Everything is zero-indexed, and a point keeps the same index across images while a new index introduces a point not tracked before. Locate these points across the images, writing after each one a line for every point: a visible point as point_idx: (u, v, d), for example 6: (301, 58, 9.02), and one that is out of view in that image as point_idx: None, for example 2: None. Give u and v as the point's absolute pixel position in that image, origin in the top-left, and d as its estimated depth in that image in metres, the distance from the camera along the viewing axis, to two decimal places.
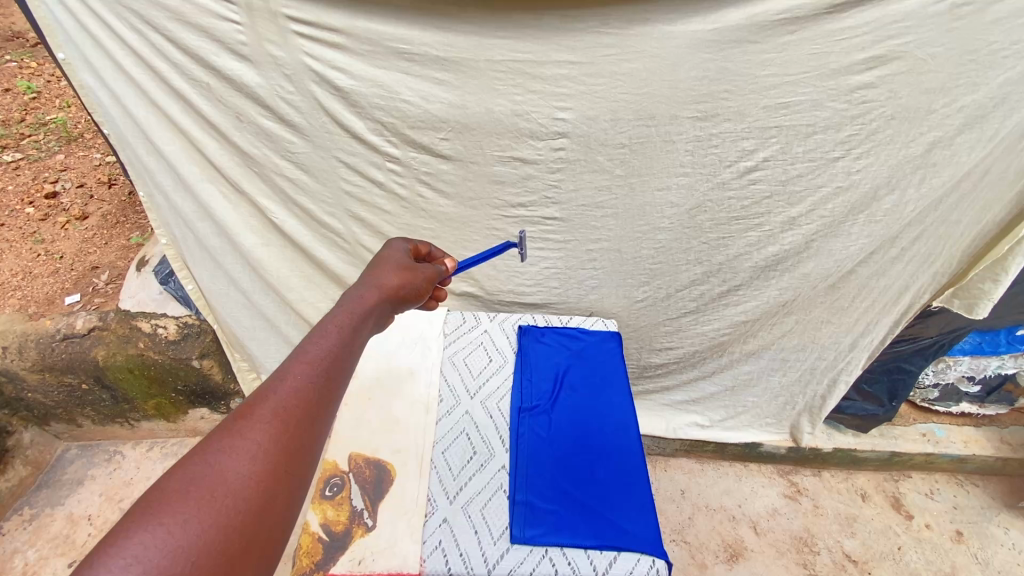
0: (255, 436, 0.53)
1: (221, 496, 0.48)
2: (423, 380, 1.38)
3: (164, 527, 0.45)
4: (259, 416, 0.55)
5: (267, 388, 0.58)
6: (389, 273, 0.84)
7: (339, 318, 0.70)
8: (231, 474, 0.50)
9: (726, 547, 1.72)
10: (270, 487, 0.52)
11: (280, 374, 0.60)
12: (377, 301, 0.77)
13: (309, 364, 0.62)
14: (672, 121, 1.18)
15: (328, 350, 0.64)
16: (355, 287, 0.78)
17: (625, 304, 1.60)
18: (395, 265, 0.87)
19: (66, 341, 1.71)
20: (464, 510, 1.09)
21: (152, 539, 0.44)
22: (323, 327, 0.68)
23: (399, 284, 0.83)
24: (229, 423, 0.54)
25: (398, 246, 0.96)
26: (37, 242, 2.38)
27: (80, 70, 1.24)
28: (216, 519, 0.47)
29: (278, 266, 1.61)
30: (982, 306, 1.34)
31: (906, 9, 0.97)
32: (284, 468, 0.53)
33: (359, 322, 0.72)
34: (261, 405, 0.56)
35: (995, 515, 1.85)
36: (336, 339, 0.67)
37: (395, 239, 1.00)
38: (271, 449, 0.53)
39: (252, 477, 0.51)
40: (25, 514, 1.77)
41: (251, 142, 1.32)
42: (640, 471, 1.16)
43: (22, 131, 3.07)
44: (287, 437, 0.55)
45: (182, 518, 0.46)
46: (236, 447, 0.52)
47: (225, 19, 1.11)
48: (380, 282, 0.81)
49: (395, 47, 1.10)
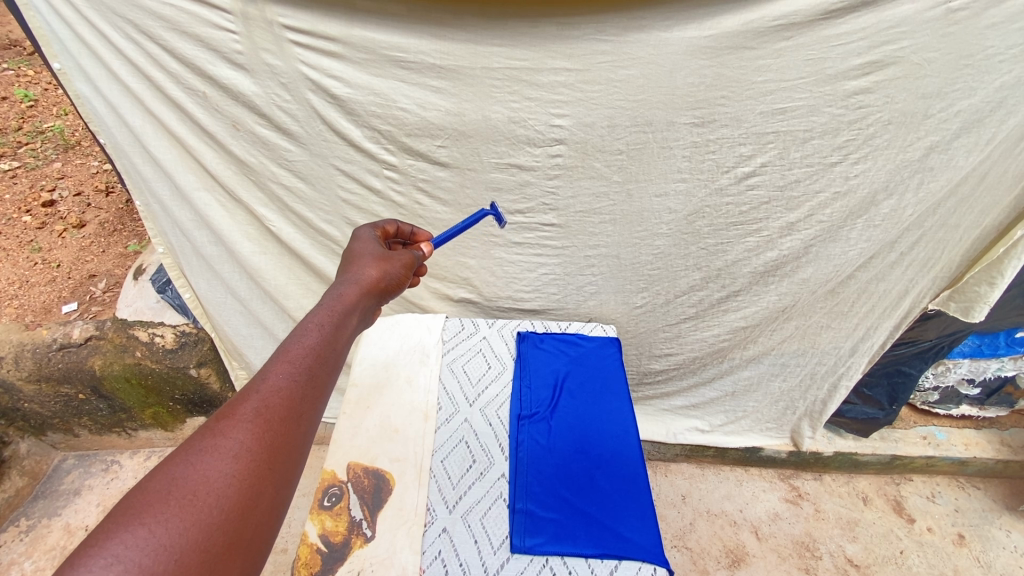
0: (237, 435, 0.53)
1: (202, 496, 0.48)
2: (421, 388, 1.37)
3: (146, 527, 0.45)
4: (240, 415, 0.54)
5: (249, 387, 0.58)
6: (370, 266, 0.82)
7: (320, 316, 0.69)
8: (213, 473, 0.50)
9: (728, 553, 1.71)
10: (254, 486, 0.52)
11: (261, 373, 0.59)
12: (359, 297, 0.76)
13: (291, 363, 0.61)
14: (669, 127, 1.18)
15: (310, 347, 0.64)
16: (337, 284, 0.77)
17: (624, 310, 1.60)
18: (373, 256, 0.85)
19: (62, 350, 1.70)
20: (464, 519, 1.08)
21: (133, 540, 0.44)
22: (305, 325, 0.67)
23: (380, 277, 0.82)
24: (211, 423, 0.54)
25: (366, 234, 0.92)
26: (34, 250, 2.38)
27: (75, 80, 1.24)
28: (198, 519, 0.47)
29: (276, 274, 1.60)
30: (978, 309, 1.35)
31: (901, 15, 0.98)
32: (268, 466, 0.53)
33: (342, 318, 0.71)
34: (243, 404, 0.55)
35: (996, 517, 1.84)
36: (318, 335, 0.66)
37: (368, 227, 0.97)
38: (254, 448, 0.53)
39: (235, 476, 0.51)
40: (22, 525, 1.75)
41: (247, 151, 1.31)
42: (641, 478, 1.15)
43: (20, 140, 3.07)
44: (271, 434, 0.55)
45: (163, 518, 0.46)
46: (218, 446, 0.52)
47: (220, 28, 1.10)
48: (361, 278, 0.79)
49: (391, 55, 1.10)
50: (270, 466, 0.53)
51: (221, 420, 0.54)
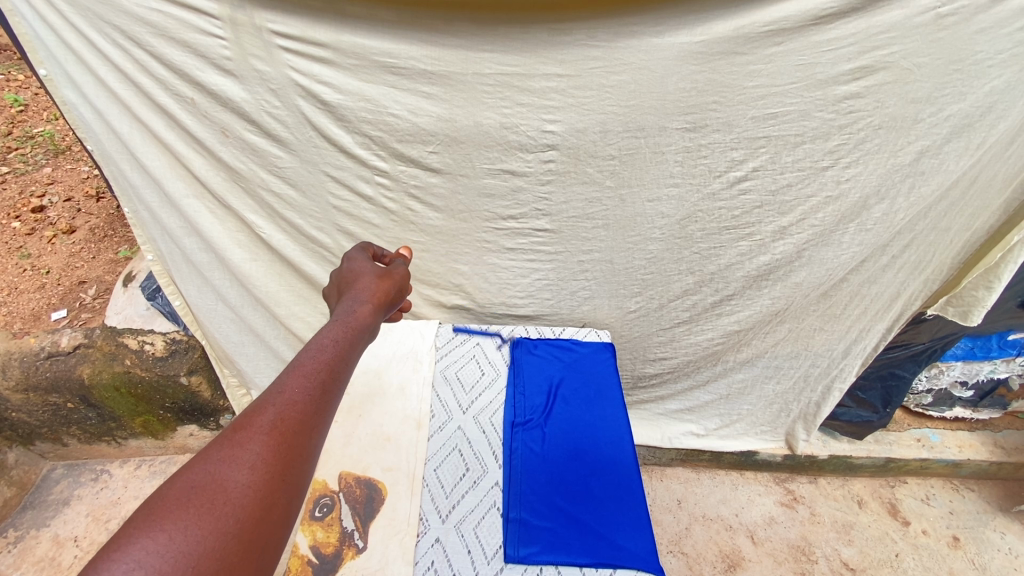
0: (254, 446, 0.52)
1: (219, 505, 0.47)
2: (414, 395, 1.36)
3: (166, 533, 0.44)
4: (258, 427, 0.53)
5: (264, 399, 0.56)
6: (374, 284, 0.81)
7: (333, 332, 0.68)
8: (230, 483, 0.49)
9: (724, 557, 1.71)
10: (268, 496, 0.50)
11: (276, 386, 0.58)
12: (370, 314, 0.75)
13: (306, 377, 0.60)
14: (661, 132, 1.18)
15: (324, 362, 0.62)
16: (347, 301, 0.76)
17: (618, 315, 1.59)
18: (376, 274, 0.84)
19: (51, 359, 1.68)
20: (456, 529, 1.07)
21: (153, 545, 0.43)
22: (319, 340, 0.66)
23: (385, 294, 0.80)
24: (228, 434, 0.53)
25: (361, 254, 0.91)
26: (24, 257, 2.35)
27: (61, 86, 1.22)
28: (215, 527, 0.46)
29: (266, 281, 1.58)
30: (976, 314, 1.35)
31: (891, 20, 0.98)
32: (282, 478, 0.52)
33: (354, 335, 0.69)
34: (260, 416, 0.54)
35: (991, 519, 1.85)
36: (332, 351, 0.65)
37: (358, 247, 0.95)
38: (270, 459, 0.52)
39: (251, 486, 0.50)
40: (9, 536, 1.73)
41: (237, 157, 1.30)
42: (636, 486, 1.14)
43: (9, 144, 3.04)
44: (286, 446, 0.53)
45: (183, 525, 0.45)
46: (235, 457, 0.50)
47: (209, 34, 1.09)
48: (367, 295, 0.78)
49: (381, 61, 1.09)
50: (284, 477, 0.52)
51: (239, 431, 0.52)
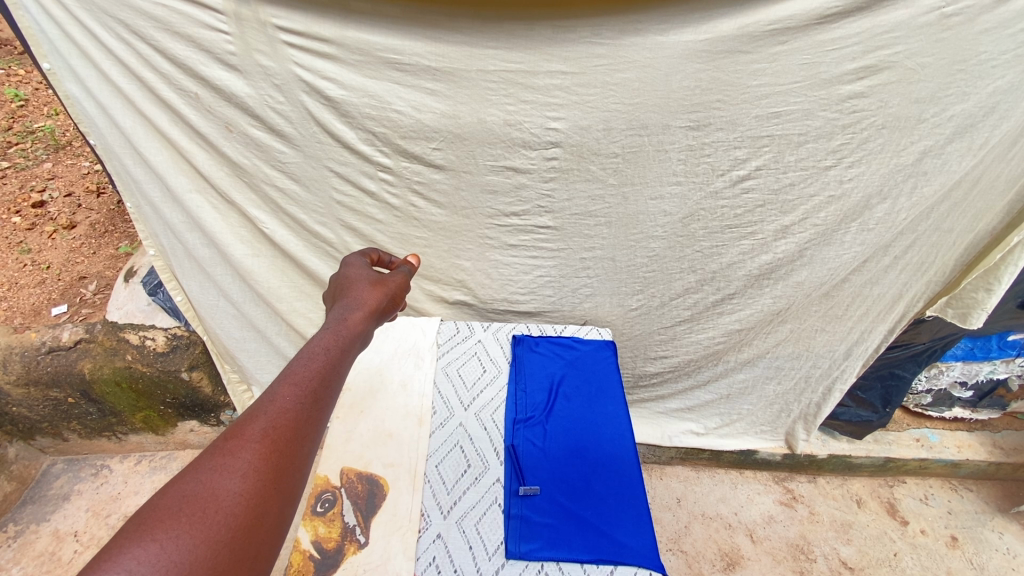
0: (245, 454, 0.51)
1: (211, 514, 0.47)
2: (416, 391, 1.36)
3: (157, 543, 0.43)
4: (249, 435, 0.52)
5: (254, 408, 0.55)
6: (368, 291, 0.79)
7: (326, 339, 0.66)
8: (221, 492, 0.48)
9: (723, 556, 1.71)
10: (260, 505, 0.49)
11: (266, 395, 0.57)
12: (363, 321, 0.73)
13: (298, 384, 0.59)
14: (664, 130, 1.18)
15: (316, 370, 0.61)
16: (339, 309, 0.74)
17: (620, 312, 1.59)
18: (370, 281, 0.82)
19: (52, 353, 1.68)
20: (458, 525, 1.08)
21: (145, 555, 0.42)
22: (311, 349, 0.64)
23: (378, 301, 0.79)
24: (219, 442, 0.52)
25: (358, 261, 0.90)
26: (24, 251, 2.35)
27: (65, 80, 1.22)
28: (206, 536, 0.45)
29: (268, 276, 1.58)
30: (975, 315, 1.33)
31: (895, 19, 0.98)
32: (274, 486, 0.51)
33: (347, 343, 0.68)
34: (251, 424, 0.53)
35: (989, 519, 1.86)
36: (324, 359, 0.63)
37: (354, 254, 0.94)
38: (261, 467, 0.51)
39: (243, 494, 0.49)
40: (9, 531, 1.73)
41: (240, 152, 1.30)
42: (638, 483, 1.15)
43: (9, 139, 3.03)
44: (277, 455, 0.52)
45: (174, 534, 0.44)
46: (226, 466, 0.50)
47: (214, 29, 1.09)
48: (360, 303, 0.76)
49: (385, 57, 1.09)
50: (276, 484, 0.51)
51: (229, 440, 0.52)
